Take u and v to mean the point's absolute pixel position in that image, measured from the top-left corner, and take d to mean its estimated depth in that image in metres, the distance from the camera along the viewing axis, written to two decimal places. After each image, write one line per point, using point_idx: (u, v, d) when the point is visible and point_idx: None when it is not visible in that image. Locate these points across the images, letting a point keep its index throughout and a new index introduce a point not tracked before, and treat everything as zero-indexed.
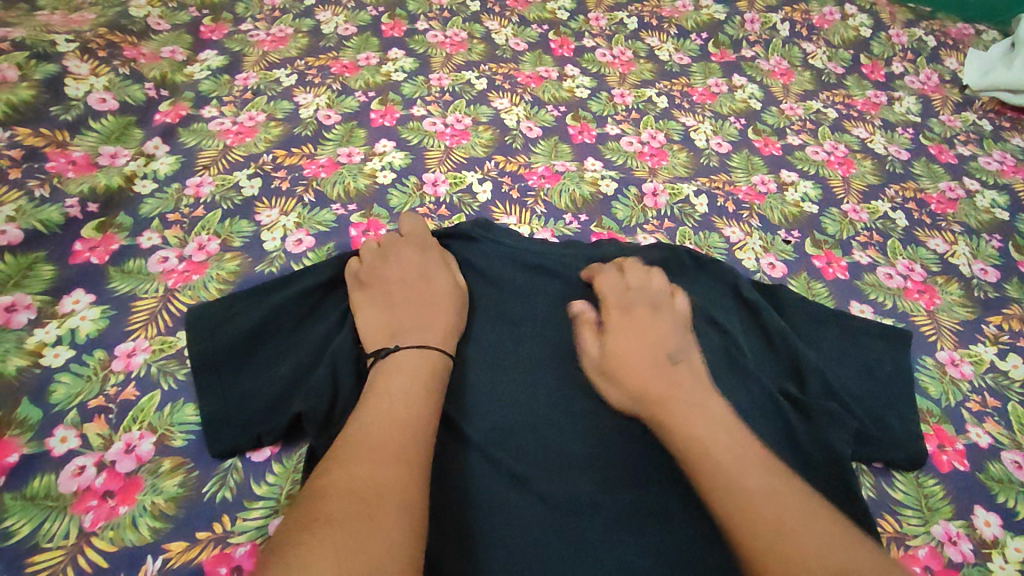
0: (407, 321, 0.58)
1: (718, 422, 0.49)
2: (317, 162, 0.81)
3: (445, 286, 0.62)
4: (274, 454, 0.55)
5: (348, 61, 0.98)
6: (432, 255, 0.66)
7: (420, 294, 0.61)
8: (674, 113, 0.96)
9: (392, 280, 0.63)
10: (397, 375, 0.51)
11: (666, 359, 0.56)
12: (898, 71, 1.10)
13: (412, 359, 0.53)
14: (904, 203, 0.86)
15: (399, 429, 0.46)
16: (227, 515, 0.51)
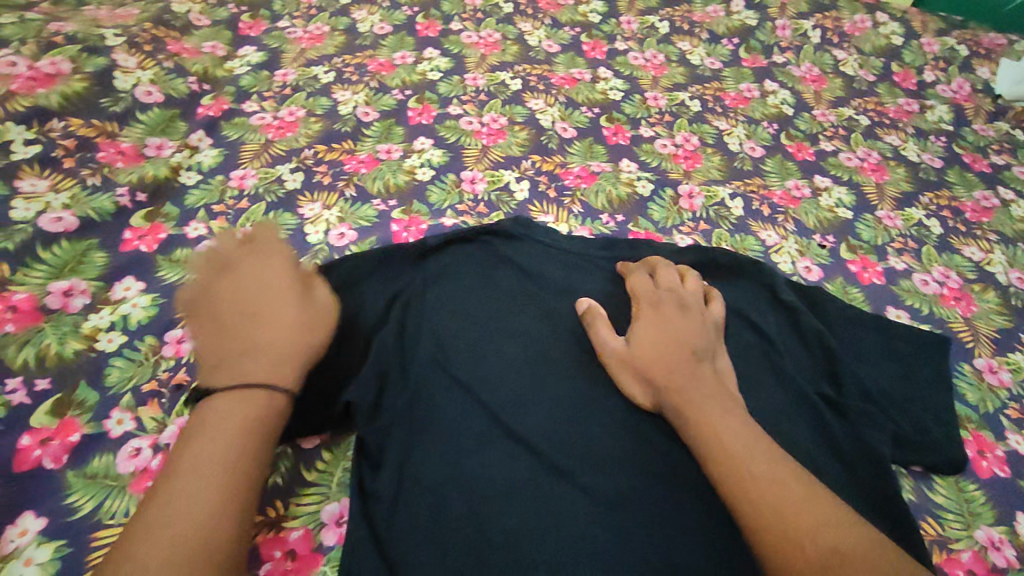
0: (242, 352, 0.50)
1: (730, 414, 0.53)
2: (358, 158, 0.82)
3: (298, 304, 0.55)
4: (322, 443, 0.60)
5: (384, 60, 0.99)
6: (284, 265, 0.58)
7: (262, 316, 0.53)
8: (708, 117, 0.96)
9: (228, 295, 0.54)
10: (211, 441, 0.44)
11: (699, 358, 0.58)
12: (929, 79, 1.10)
13: (239, 410, 0.47)
14: (939, 211, 0.86)
15: (196, 525, 0.40)
16: (280, 500, 0.55)
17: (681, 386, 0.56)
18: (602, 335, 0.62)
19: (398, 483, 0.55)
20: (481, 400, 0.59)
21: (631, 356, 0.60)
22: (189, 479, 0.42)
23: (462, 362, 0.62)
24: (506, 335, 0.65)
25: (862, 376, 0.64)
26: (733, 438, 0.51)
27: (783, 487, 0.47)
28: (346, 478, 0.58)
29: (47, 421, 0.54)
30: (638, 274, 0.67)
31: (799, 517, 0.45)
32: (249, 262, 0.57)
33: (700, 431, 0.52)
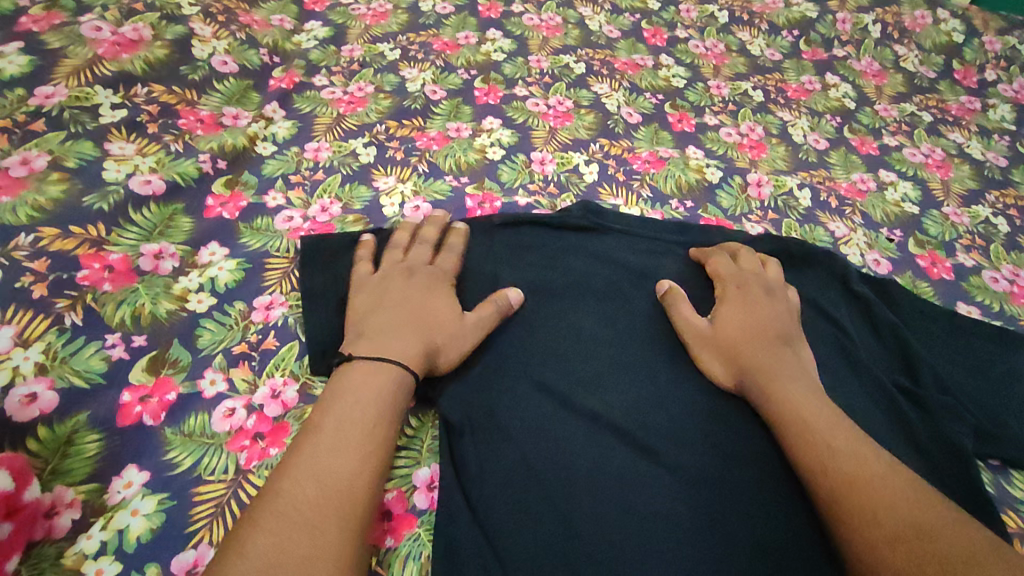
0: (390, 339, 0.55)
1: (814, 396, 0.55)
2: (428, 135, 0.82)
3: (447, 315, 0.59)
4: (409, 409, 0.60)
5: (449, 39, 0.99)
6: (450, 286, 0.62)
7: (417, 316, 0.58)
8: (771, 107, 0.96)
9: (394, 291, 0.60)
10: (348, 403, 0.49)
11: (778, 340, 0.59)
12: (991, 78, 1.09)
13: (379, 379, 0.51)
14: (1005, 210, 0.86)
15: (324, 480, 0.44)
16: None
17: (761, 367, 0.57)
18: (686, 315, 0.63)
19: (484, 454, 0.56)
20: (562, 376, 0.60)
21: (712, 335, 0.61)
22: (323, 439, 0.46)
23: (542, 340, 0.63)
24: (584, 314, 0.65)
25: (938, 370, 0.64)
26: (815, 417, 0.52)
27: (864, 465, 0.48)
28: (435, 445, 0.59)
29: (144, 378, 0.55)
30: (718, 260, 0.68)
31: (880, 492, 0.46)
32: (425, 272, 0.62)
33: (783, 408, 0.54)
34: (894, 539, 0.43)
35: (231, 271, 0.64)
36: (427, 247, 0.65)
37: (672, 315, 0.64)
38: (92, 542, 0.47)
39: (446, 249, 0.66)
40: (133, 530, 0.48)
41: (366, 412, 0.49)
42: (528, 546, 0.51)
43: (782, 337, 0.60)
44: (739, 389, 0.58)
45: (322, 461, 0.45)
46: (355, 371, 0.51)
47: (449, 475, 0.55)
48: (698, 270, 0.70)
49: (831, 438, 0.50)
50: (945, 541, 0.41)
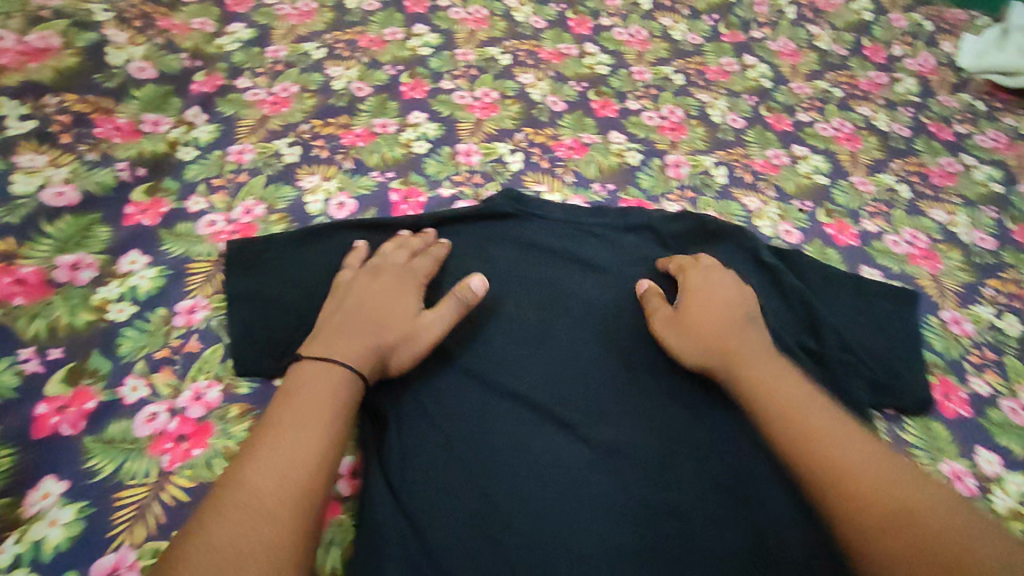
0: (339, 333, 0.56)
1: (787, 376, 0.55)
2: (354, 132, 0.83)
3: (399, 316, 0.59)
4: None
5: (375, 35, 1.00)
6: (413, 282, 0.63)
7: (368, 313, 0.58)
8: (691, 90, 1.00)
9: (356, 294, 0.61)
10: (295, 398, 0.50)
11: (743, 328, 0.59)
12: (898, 53, 1.15)
13: (325, 376, 0.52)
14: (908, 177, 0.92)
15: (276, 472, 0.45)
16: None
17: (724, 343, 0.58)
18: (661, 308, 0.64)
19: (408, 440, 0.58)
20: (485, 361, 0.63)
21: (684, 322, 0.62)
22: (271, 443, 0.47)
23: (469, 329, 0.65)
24: (508, 301, 0.68)
25: (840, 332, 0.69)
26: (783, 392, 0.53)
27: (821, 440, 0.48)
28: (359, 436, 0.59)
29: (62, 390, 0.55)
30: (680, 260, 0.70)
31: (845, 468, 0.46)
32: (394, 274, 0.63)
33: (758, 390, 0.54)
34: (898, 508, 0.43)
35: (154, 278, 0.64)
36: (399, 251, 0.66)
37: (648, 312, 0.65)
38: (6, 555, 0.47)
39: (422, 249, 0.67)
40: (50, 540, 0.48)
41: (316, 406, 0.50)
42: (454, 531, 0.53)
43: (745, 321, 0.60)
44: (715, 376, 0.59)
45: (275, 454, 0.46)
46: (306, 371, 0.53)
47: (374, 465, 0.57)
48: (620, 255, 0.74)
49: (801, 410, 0.51)
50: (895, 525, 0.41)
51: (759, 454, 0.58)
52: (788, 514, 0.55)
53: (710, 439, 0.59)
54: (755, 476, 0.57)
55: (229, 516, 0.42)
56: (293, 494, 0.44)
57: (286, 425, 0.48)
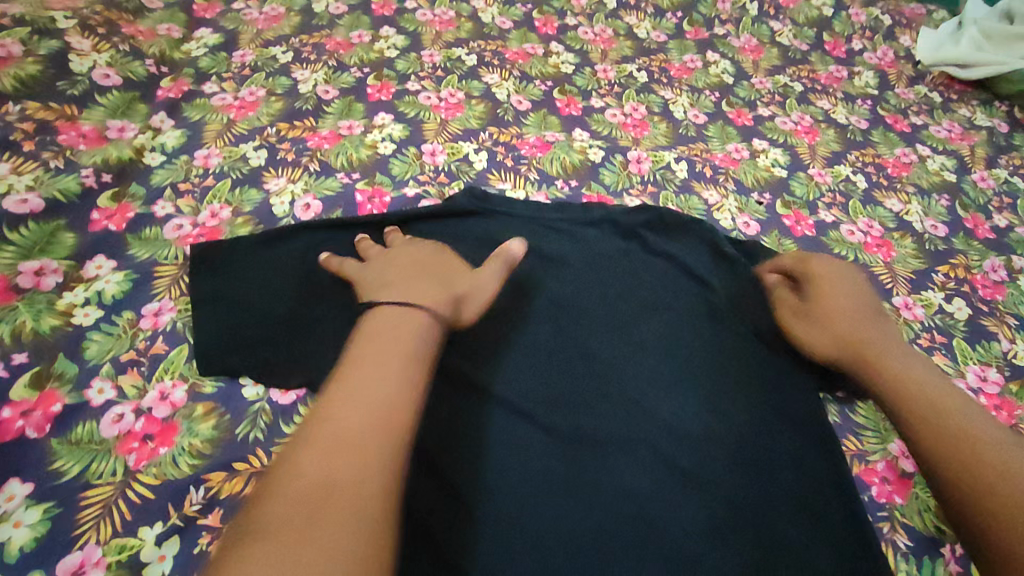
0: (406, 285, 0.57)
1: (932, 377, 0.57)
2: (320, 134, 0.84)
3: (455, 277, 0.61)
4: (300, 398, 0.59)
5: (342, 39, 1.02)
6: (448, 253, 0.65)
7: (426, 277, 0.59)
8: (654, 87, 1.02)
9: (397, 264, 0.62)
10: (377, 339, 0.50)
11: (874, 318, 0.64)
12: (857, 47, 1.18)
13: (402, 321, 0.52)
14: (864, 167, 0.94)
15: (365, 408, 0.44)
16: (261, 451, 0.56)
17: (862, 344, 0.62)
18: (788, 302, 0.69)
19: None
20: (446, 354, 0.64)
21: (814, 314, 0.66)
22: (357, 380, 0.46)
23: None
24: None
25: None
26: (935, 390, 0.56)
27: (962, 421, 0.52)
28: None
29: (27, 394, 0.56)
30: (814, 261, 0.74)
31: (981, 444, 0.50)
32: (427, 246, 0.65)
33: (889, 379, 0.58)
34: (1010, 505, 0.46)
35: (121, 282, 0.65)
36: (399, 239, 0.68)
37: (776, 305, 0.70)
38: None
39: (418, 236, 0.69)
40: (15, 541, 0.49)
41: (401, 347, 0.50)
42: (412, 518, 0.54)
43: (867, 309, 0.64)
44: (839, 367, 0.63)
45: (362, 392, 0.45)
46: (386, 313, 0.53)
47: None
48: (582, 249, 0.76)
49: (946, 408, 0.54)
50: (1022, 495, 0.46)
51: (711, 440, 0.61)
52: (739, 497, 0.57)
53: (664, 426, 0.61)
54: (707, 461, 0.59)
55: (319, 447, 0.41)
56: (379, 431, 0.43)
57: (377, 364, 0.48)
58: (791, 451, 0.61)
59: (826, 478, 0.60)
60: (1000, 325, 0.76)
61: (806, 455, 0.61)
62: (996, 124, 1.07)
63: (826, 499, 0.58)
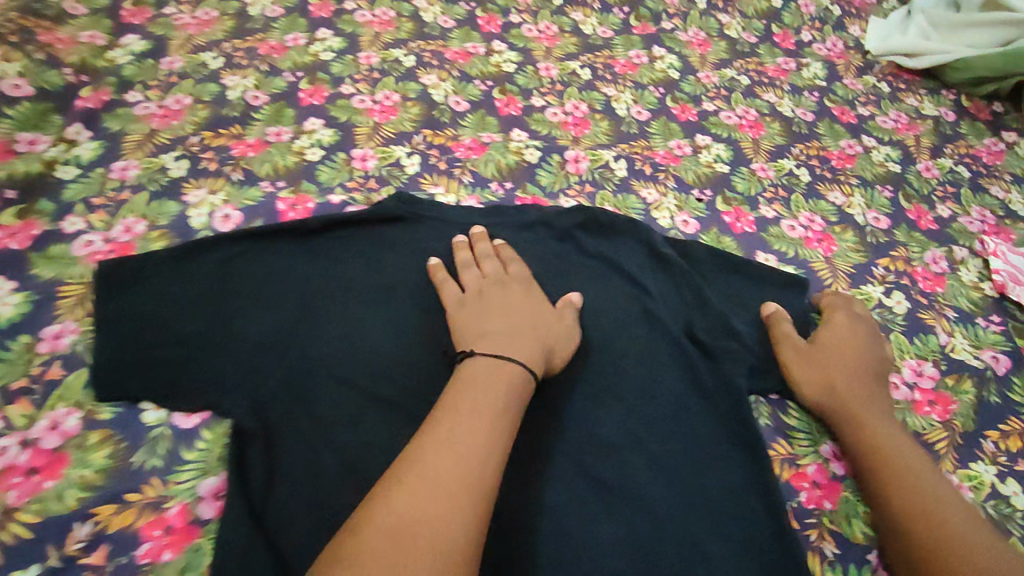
0: (503, 333, 0.60)
1: (917, 453, 0.59)
2: (245, 142, 0.82)
3: (548, 319, 0.64)
4: (203, 421, 0.57)
5: (276, 42, 0.98)
6: (536, 292, 0.67)
7: (523, 324, 0.62)
8: (597, 84, 1.00)
9: (494, 303, 0.64)
10: (473, 388, 0.54)
11: (877, 381, 0.65)
12: (806, 38, 1.17)
13: (502, 372, 0.56)
14: (808, 160, 0.93)
15: (457, 454, 0.48)
16: (158, 479, 0.54)
17: (852, 402, 0.63)
18: (792, 336, 0.68)
19: (274, 457, 0.56)
20: (363, 371, 0.63)
21: (814, 354, 0.66)
22: (451, 426, 0.50)
23: (349, 339, 0.65)
24: (394, 308, 0.68)
25: (724, 316, 0.70)
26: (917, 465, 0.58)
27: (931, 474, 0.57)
28: (226, 453, 0.56)
29: None
30: (830, 296, 0.74)
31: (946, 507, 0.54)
32: (519, 284, 0.67)
33: (870, 434, 0.60)
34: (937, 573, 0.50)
35: (18, 304, 0.62)
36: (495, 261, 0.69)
37: (776, 338, 0.68)
38: None
39: (512, 258, 0.70)
40: None
41: (494, 399, 0.53)
42: (310, 544, 0.52)
43: (873, 369, 0.66)
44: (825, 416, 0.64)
45: (457, 438, 0.49)
46: (481, 363, 0.56)
47: (233, 483, 0.53)
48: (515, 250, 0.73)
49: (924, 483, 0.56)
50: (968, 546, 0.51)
51: (634, 449, 0.60)
52: (659, 509, 0.57)
53: (588, 437, 0.60)
54: (628, 472, 0.58)
55: (415, 486, 0.45)
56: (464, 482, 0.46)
57: (471, 413, 0.51)
58: (714, 459, 0.60)
59: (747, 485, 0.59)
60: (938, 318, 0.76)
61: (729, 463, 0.60)
62: (943, 113, 1.06)
63: (750, 505, 0.58)
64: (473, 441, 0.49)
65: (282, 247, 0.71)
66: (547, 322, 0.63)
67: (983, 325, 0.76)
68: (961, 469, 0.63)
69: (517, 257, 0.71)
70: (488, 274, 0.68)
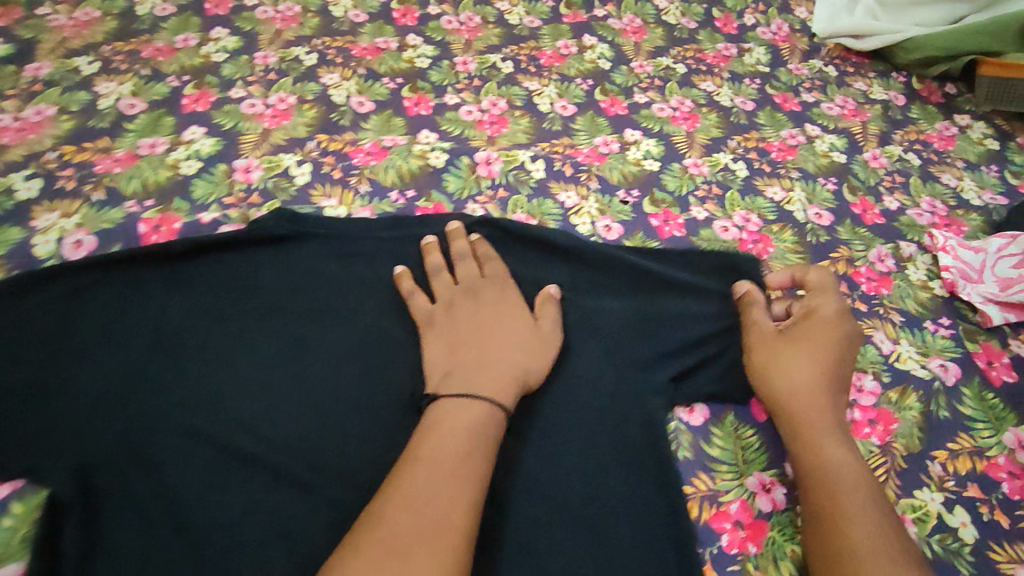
0: (471, 363, 0.56)
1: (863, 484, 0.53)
2: (112, 156, 0.73)
3: (523, 334, 0.60)
4: (14, 494, 0.52)
5: (163, 44, 0.88)
6: (513, 296, 0.63)
7: (493, 348, 0.58)
8: (518, 78, 0.91)
9: (463, 324, 0.60)
10: (443, 434, 0.49)
11: (843, 382, 0.60)
12: (750, 22, 1.09)
13: (471, 412, 0.51)
14: (745, 154, 0.86)
15: (418, 511, 0.44)
16: None
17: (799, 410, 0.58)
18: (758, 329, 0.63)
19: (96, 531, 0.51)
20: (222, 421, 0.56)
21: (775, 351, 0.61)
22: (417, 478, 0.46)
23: (206, 384, 0.58)
24: (266, 344, 0.61)
25: (640, 337, 0.63)
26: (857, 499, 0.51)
27: (866, 487, 0.52)
28: (33, 533, 0.51)
29: None
30: (811, 278, 0.66)
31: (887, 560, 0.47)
32: (491, 293, 0.63)
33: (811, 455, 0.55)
34: None
35: None
36: (468, 263, 0.65)
37: (745, 325, 0.64)
38: None
39: (489, 257, 0.66)
40: None
41: (462, 445, 0.49)
42: None
43: (840, 366, 0.60)
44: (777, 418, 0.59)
45: (422, 492, 0.45)
46: (448, 405, 0.52)
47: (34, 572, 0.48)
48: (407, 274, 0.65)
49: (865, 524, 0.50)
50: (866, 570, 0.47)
51: (529, 495, 0.54)
52: (558, 568, 0.51)
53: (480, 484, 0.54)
54: (522, 523, 0.53)
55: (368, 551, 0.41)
56: (424, 547, 0.42)
57: (437, 464, 0.47)
58: (618, 503, 0.55)
59: (644, 533, 0.54)
60: (882, 324, 0.69)
61: (636, 509, 0.55)
62: (892, 97, 1.00)
63: (664, 559, 0.53)
64: (435, 494, 0.45)
65: (139, 274, 0.63)
66: (520, 339, 0.59)
67: (932, 330, 0.70)
68: (905, 499, 0.58)
69: (494, 254, 0.66)
70: (461, 285, 0.63)
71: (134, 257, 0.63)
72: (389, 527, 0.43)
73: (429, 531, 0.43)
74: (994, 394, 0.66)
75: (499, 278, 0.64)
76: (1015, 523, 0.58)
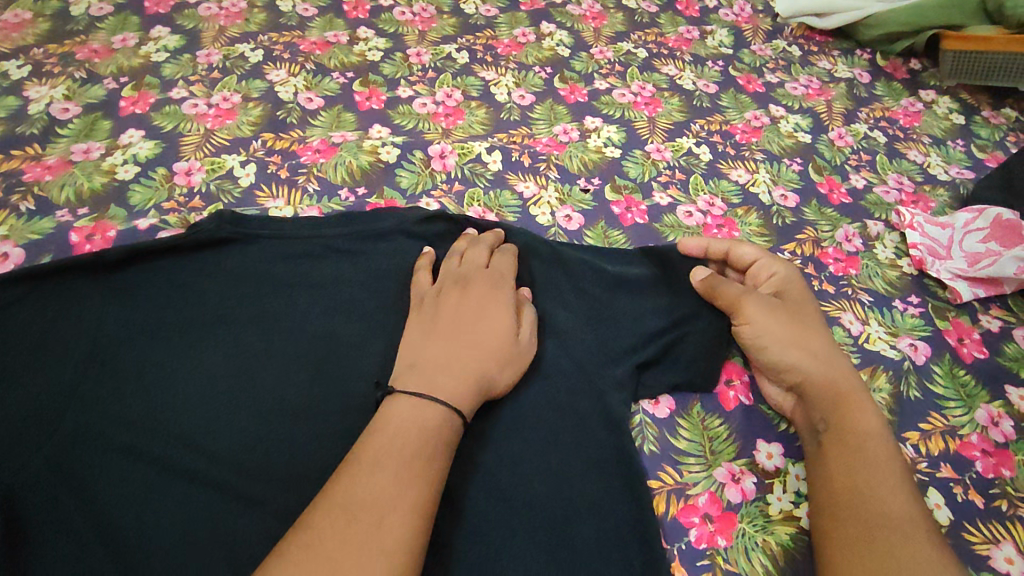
0: (438, 358, 0.52)
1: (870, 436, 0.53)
2: (43, 164, 0.70)
3: (500, 336, 0.55)
4: None
5: (99, 45, 0.84)
6: (505, 289, 0.59)
7: (465, 345, 0.53)
8: (474, 68, 0.88)
9: (446, 313, 0.56)
10: (392, 435, 0.46)
11: (825, 337, 0.60)
12: (712, 4, 1.07)
13: (426, 413, 0.48)
14: (709, 137, 0.84)
15: (352, 520, 0.41)
16: None
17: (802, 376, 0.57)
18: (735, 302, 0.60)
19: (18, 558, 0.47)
20: (161, 436, 0.53)
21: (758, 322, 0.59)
22: (355, 484, 0.42)
23: (145, 396, 0.55)
24: (207, 352, 0.57)
25: (602, 329, 0.61)
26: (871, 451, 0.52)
27: (897, 452, 0.52)
28: None
29: None
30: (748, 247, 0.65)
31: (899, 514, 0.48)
32: (484, 287, 0.58)
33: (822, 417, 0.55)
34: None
35: None
36: (482, 250, 0.62)
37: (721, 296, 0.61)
38: None
39: (504, 256, 0.63)
40: None
41: (410, 449, 0.45)
42: None
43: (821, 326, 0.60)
44: (800, 386, 0.57)
45: (357, 499, 0.42)
46: (402, 403, 0.48)
47: None
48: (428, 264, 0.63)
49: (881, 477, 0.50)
50: (910, 534, 0.47)
51: (487, 498, 0.52)
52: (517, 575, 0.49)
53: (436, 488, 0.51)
54: (479, 528, 0.50)
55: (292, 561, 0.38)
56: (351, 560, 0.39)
57: (379, 469, 0.43)
58: (581, 501, 0.52)
59: (609, 530, 0.52)
60: (850, 305, 0.68)
61: (601, 506, 0.53)
62: (857, 75, 0.98)
63: (629, 558, 0.51)
64: (373, 502, 0.42)
65: (68, 284, 0.59)
66: (494, 340, 0.54)
67: (901, 308, 0.69)
68: None
69: (510, 249, 0.64)
70: (458, 274, 0.60)
71: (63, 266, 0.60)
72: (318, 536, 0.40)
73: (359, 542, 0.40)
74: (965, 371, 0.65)
75: (498, 275, 0.60)
76: (989, 502, 0.56)
